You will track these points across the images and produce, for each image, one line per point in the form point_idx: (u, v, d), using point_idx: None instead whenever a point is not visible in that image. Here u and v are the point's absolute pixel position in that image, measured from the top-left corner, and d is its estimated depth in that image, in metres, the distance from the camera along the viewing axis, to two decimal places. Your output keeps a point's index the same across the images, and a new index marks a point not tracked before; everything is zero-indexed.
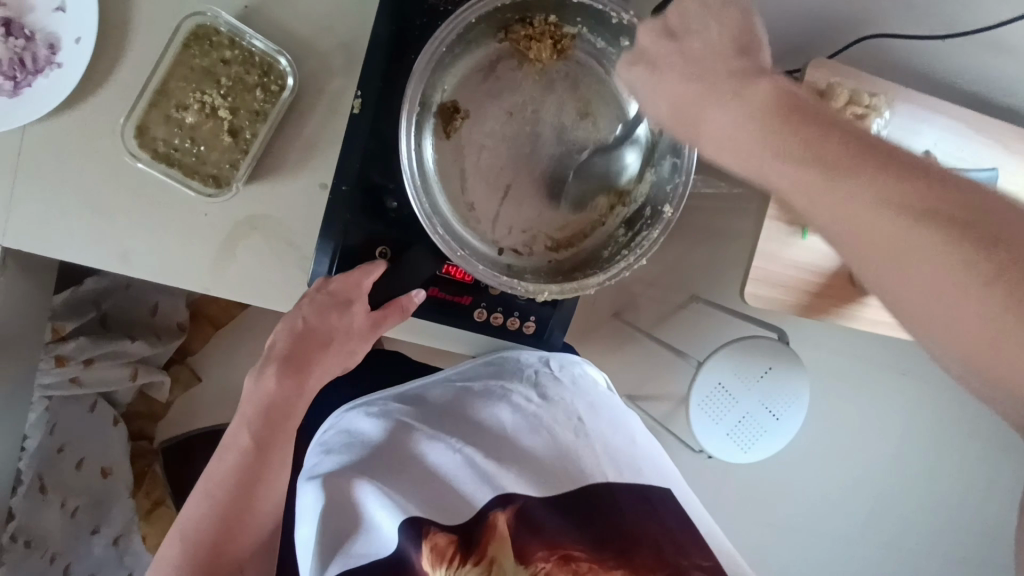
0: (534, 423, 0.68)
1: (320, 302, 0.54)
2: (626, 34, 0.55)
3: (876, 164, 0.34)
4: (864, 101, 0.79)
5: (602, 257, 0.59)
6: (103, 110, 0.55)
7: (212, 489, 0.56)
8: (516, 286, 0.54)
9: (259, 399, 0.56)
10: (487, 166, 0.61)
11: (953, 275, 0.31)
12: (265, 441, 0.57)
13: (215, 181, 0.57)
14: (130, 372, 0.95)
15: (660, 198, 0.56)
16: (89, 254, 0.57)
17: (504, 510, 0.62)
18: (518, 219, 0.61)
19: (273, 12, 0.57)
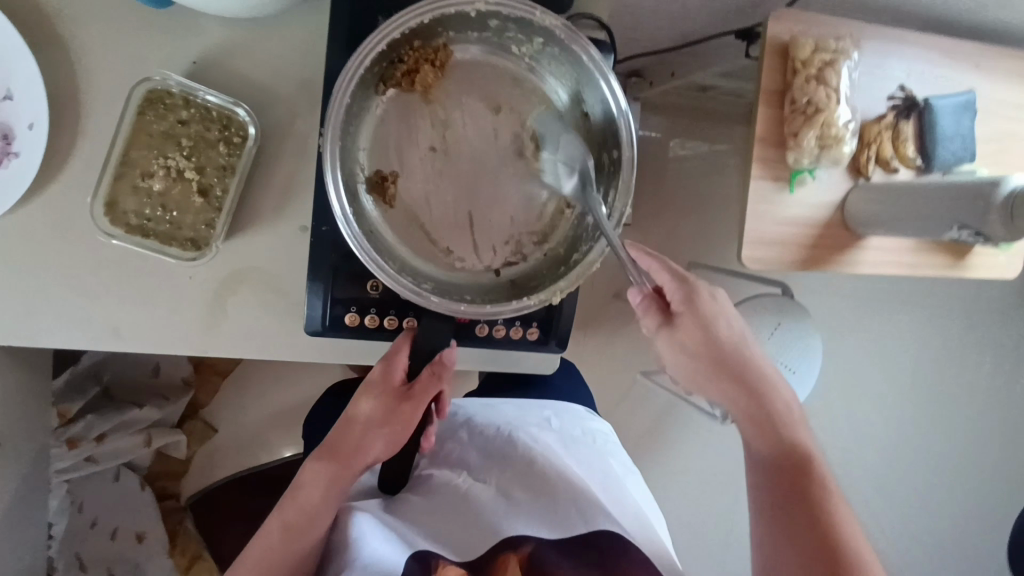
0: (547, 458, 0.64)
1: (359, 389, 0.54)
2: (490, 17, 0.53)
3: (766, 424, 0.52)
4: (830, 47, 0.80)
5: (586, 220, 0.58)
6: (69, 191, 0.54)
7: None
8: (531, 302, 0.54)
9: (296, 491, 0.53)
10: (443, 206, 0.60)
11: (771, 502, 0.50)
12: (293, 523, 0.52)
13: (194, 244, 0.56)
14: (143, 439, 0.95)
15: (611, 142, 0.55)
16: (82, 336, 0.56)
17: (514, 554, 0.56)
18: (496, 235, 0.61)
19: (224, 62, 0.56)
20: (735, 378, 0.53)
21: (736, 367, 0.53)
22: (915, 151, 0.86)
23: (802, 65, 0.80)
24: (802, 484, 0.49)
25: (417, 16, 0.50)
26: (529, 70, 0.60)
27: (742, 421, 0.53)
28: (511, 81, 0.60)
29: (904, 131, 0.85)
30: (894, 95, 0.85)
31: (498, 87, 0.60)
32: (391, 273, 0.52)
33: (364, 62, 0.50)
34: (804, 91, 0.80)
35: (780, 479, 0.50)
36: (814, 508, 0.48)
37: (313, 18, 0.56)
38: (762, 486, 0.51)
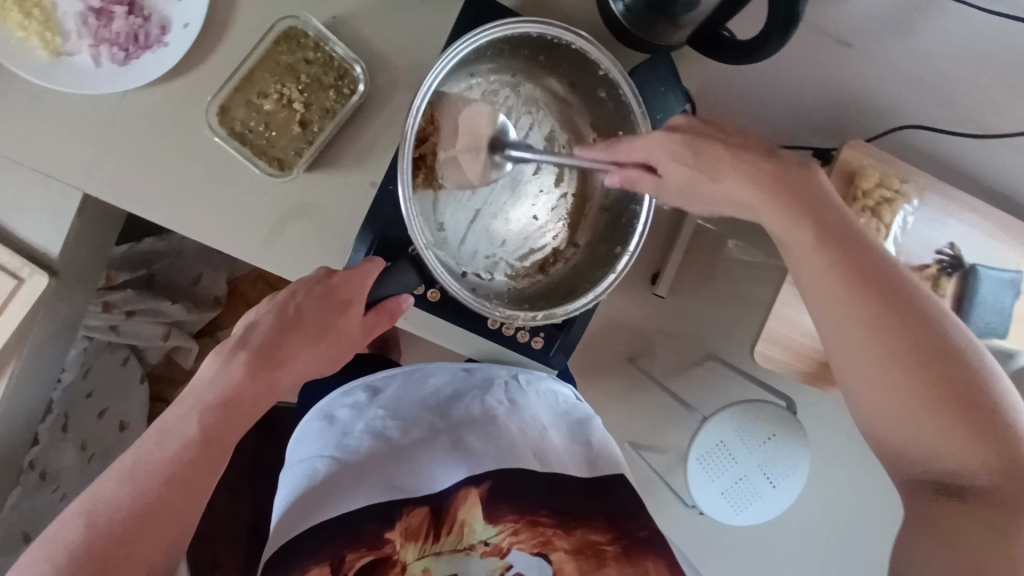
0: (510, 420, 0.71)
1: (319, 296, 0.56)
2: (604, 87, 0.63)
3: (834, 264, 0.49)
4: (893, 186, 0.85)
5: (557, 290, 0.67)
6: (194, 87, 0.62)
7: (139, 467, 0.49)
8: (493, 309, 0.60)
9: (226, 386, 0.52)
10: (459, 193, 0.66)
11: (870, 333, 0.47)
12: (216, 432, 0.51)
13: (279, 165, 0.63)
14: (162, 332, 1.03)
15: (616, 239, 0.65)
16: (156, 210, 0.63)
17: (474, 490, 0.66)
18: (481, 246, 0.68)
19: (355, 26, 0.63)
20: (797, 210, 0.51)
21: (803, 197, 0.51)
22: (949, 309, 0.88)
23: (862, 193, 0.84)
24: (893, 295, 0.47)
25: (563, 34, 0.59)
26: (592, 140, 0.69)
27: (810, 252, 0.50)
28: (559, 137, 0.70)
29: (942, 286, 0.88)
30: (943, 249, 0.88)
31: (560, 131, 0.70)
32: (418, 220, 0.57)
33: (513, 31, 0.58)
34: (857, 218, 0.85)
35: (876, 311, 0.47)
36: (926, 329, 0.47)
37: (442, 13, 0.64)
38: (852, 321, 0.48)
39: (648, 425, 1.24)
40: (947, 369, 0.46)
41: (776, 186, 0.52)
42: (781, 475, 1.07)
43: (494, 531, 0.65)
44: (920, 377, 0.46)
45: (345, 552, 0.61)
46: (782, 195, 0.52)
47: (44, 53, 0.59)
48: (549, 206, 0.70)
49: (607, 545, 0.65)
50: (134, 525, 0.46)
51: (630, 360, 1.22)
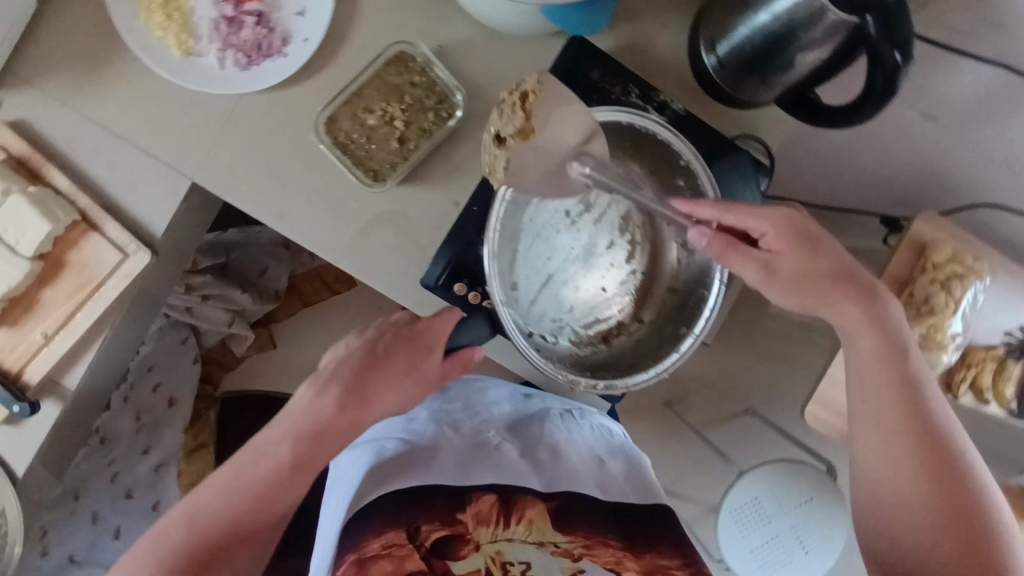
0: (572, 444, 0.73)
1: (399, 338, 0.60)
2: (684, 176, 0.66)
3: (888, 377, 0.57)
4: (965, 263, 0.84)
5: (623, 362, 0.67)
6: (305, 96, 0.67)
7: (240, 477, 0.56)
8: (559, 376, 0.62)
9: (314, 414, 0.58)
10: (536, 254, 0.67)
11: (905, 436, 0.56)
12: (303, 460, 0.56)
13: (374, 176, 0.67)
14: (227, 318, 1.11)
15: (683, 318, 0.66)
16: (255, 205, 0.68)
17: (543, 503, 0.67)
18: (550, 308, 0.69)
19: (460, 54, 0.67)
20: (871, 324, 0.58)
21: (874, 308, 0.57)
22: (1014, 394, 0.86)
23: (932, 266, 0.83)
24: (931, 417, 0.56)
25: (636, 119, 0.63)
26: (665, 223, 0.70)
27: (872, 358, 0.57)
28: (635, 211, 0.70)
29: (1009, 371, 0.85)
30: (1011, 332, 0.87)
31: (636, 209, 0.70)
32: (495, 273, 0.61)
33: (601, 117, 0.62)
34: (926, 291, 0.84)
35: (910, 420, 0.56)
36: (948, 449, 0.55)
37: (540, 49, 0.67)
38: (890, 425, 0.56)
39: (682, 474, 1.23)
40: (959, 480, 0.54)
41: (856, 294, 0.57)
42: (816, 542, 1.04)
43: (563, 538, 0.63)
44: (936, 489, 0.54)
45: (420, 524, 0.62)
46: (862, 302, 0.57)
47: (176, 53, 0.65)
48: (618, 280, 0.71)
49: (675, 569, 0.61)
50: (237, 525, 0.54)
51: (668, 405, 1.22)
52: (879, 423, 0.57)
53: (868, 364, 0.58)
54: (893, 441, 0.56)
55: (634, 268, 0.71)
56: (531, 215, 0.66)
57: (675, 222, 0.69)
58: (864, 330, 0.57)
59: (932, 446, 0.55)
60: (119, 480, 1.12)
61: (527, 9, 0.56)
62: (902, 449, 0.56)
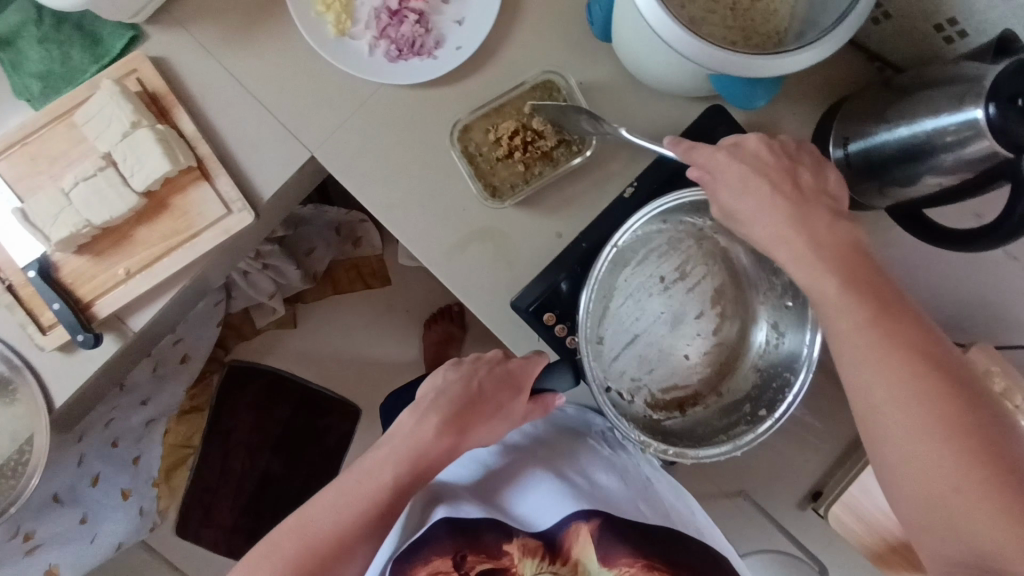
0: (615, 468, 0.67)
1: (496, 375, 0.61)
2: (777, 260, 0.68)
3: (880, 329, 0.47)
4: (1016, 401, 0.85)
5: (694, 432, 0.69)
6: (442, 99, 0.68)
7: (346, 501, 0.56)
8: (630, 435, 0.63)
9: (415, 440, 0.57)
10: (626, 313, 0.71)
11: (932, 416, 0.44)
12: (404, 486, 0.57)
13: (492, 192, 0.68)
14: (270, 291, 1.12)
15: (762, 401, 0.68)
16: (367, 193, 0.68)
17: (587, 524, 0.60)
18: (633, 367, 0.72)
19: (599, 95, 0.69)
20: (880, 306, 0.48)
21: (840, 258, 0.50)
22: None
23: None
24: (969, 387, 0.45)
25: None
26: (760, 304, 0.71)
27: (841, 309, 0.48)
28: (730, 290, 0.73)
29: None
30: None
31: (729, 284, 0.73)
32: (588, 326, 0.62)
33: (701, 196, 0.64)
34: None
35: (938, 392, 0.44)
36: (999, 430, 0.43)
37: (677, 109, 0.69)
38: (893, 382, 0.45)
39: None
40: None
41: (829, 249, 0.50)
42: None
43: (608, 571, 0.60)
44: (1014, 508, 0.41)
45: (467, 555, 0.58)
46: (838, 259, 0.50)
47: (333, 30, 0.66)
48: (702, 350, 0.73)
49: None
50: (341, 546, 0.54)
51: None
52: (895, 398, 0.45)
53: (828, 304, 0.49)
54: (921, 421, 0.44)
55: (723, 342, 0.72)
56: (627, 276, 0.71)
57: (769, 305, 0.70)
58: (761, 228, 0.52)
59: (985, 432, 0.43)
60: (111, 427, 1.07)
61: (692, 69, 0.58)
62: (941, 437, 0.43)
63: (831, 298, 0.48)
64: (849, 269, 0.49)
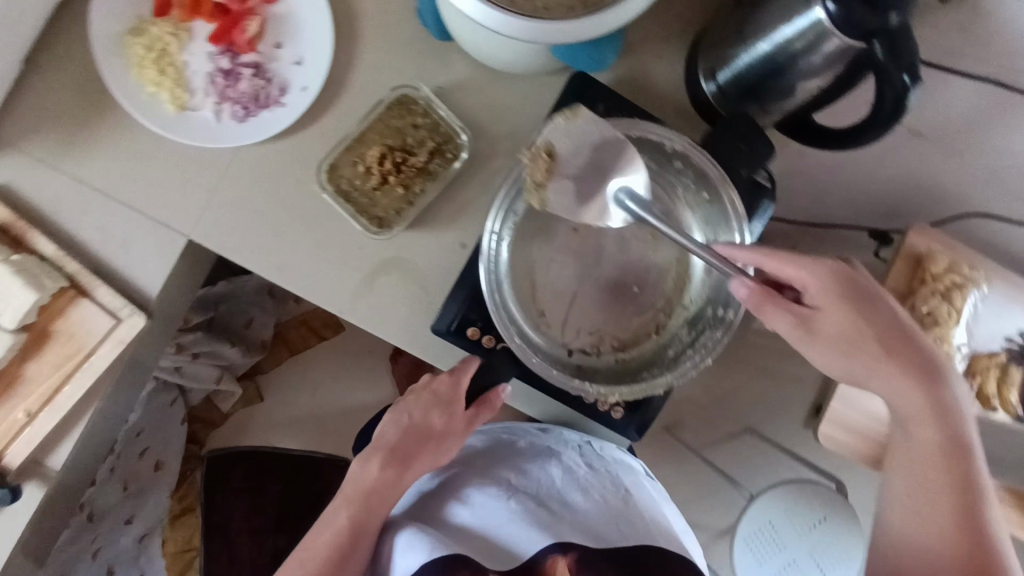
0: (586, 488, 0.69)
1: (424, 400, 0.65)
2: (680, 159, 0.66)
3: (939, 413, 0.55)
4: (962, 272, 0.85)
5: (666, 355, 0.66)
6: (304, 145, 0.65)
7: (309, 556, 0.62)
8: (589, 389, 0.62)
9: (363, 484, 0.64)
10: (557, 277, 0.68)
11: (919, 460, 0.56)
12: (361, 520, 0.63)
13: (379, 223, 0.65)
14: (217, 375, 1.08)
15: (720, 298, 0.66)
16: (255, 261, 0.65)
17: (564, 556, 0.63)
18: (584, 323, 0.69)
19: (460, 95, 0.66)
20: (923, 385, 0.55)
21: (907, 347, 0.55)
22: (1018, 400, 0.87)
23: (932, 277, 0.85)
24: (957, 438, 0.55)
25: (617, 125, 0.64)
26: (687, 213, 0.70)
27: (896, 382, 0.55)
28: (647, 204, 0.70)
29: (1011, 376, 0.87)
30: (1011, 338, 0.88)
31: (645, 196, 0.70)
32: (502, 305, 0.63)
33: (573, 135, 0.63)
34: (926, 302, 0.85)
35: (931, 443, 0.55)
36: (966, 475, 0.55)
37: (542, 87, 0.67)
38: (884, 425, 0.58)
39: None
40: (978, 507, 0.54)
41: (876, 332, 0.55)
42: (834, 565, 1.02)
43: None
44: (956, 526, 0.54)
45: None
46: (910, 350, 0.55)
47: (170, 108, 0.63)
48: (645, 271, 0.69)
49: None
50: None
51: None
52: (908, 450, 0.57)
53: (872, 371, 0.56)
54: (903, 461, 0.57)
55: (666, 257, 0.69)
56: (541, 241, 0.68)
57: (696, 208, 0.70)
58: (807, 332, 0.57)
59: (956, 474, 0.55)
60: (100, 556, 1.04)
61: (533, 47, 0.56)
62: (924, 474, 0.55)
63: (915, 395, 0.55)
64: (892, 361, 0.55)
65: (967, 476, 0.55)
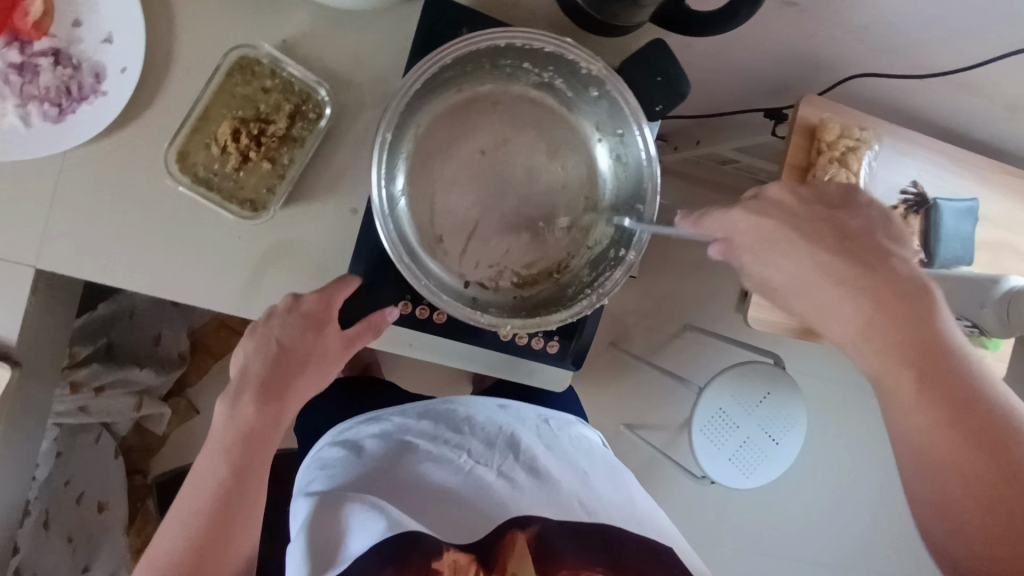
0: (551, 458, 0.62)
1: (293, 323, 0.55)
2: (595, 85, 0.59)
3: (920, 323, 0.42)
4: (853, 135, 0.87)
5: (566, 295, 0.63)
6: (145, 137, 0.57)
7: (188, 517, 0.52)
8: (481, 319, 0.57)
9: (237, 425, 0.53)
10: (456, 203, 0.62)
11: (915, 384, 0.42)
12: (243, 467, 0.53)
13: (252, 205, 0.58)
14: (134, 403, 0.99)
15: (623, 241, 0.60)
16: (124, 277, 0.58)
17: (522, 533, 0.55)
18: (486, 254, 0.63)
19: (309, 47, 0.59)
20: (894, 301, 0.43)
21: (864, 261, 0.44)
22: (919, 246, 0.92)
23: (827, 146, 0.86)
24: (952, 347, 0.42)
25: (516, 39, 0.55)
26: (597, 140, 0.64)
27: (840, 303, 0.44)
28: (556, 119, 0.64)
29: (910, 225, 0.91)
30: (907, 188, 0.91)
31: (560, 110, 0.64)
32: (401, 252, 0.56)
33: (462, 52, 0.55)
34: (826, 170, 0.86)
35: (922, 363, 0.42)
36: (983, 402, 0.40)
37: (398, 21, 0.61)
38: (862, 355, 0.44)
39: (642, 405, 1.28)
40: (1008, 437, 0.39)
41: (828, 252, 0.45)
42: (782, 431, 1.09)
43: None
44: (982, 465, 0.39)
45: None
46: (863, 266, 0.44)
47: None
48: (553, 193, 0.64)
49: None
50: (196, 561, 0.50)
51: (613, 344, 1.27)
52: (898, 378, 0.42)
53: (814, 297, 0.46)
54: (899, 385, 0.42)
55: (570, 191, 0.64)
56: (440, 166, 0.62)
57: (607, 139, 0.63)
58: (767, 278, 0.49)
59: (963, 396, 0.41)
60: None
61: None
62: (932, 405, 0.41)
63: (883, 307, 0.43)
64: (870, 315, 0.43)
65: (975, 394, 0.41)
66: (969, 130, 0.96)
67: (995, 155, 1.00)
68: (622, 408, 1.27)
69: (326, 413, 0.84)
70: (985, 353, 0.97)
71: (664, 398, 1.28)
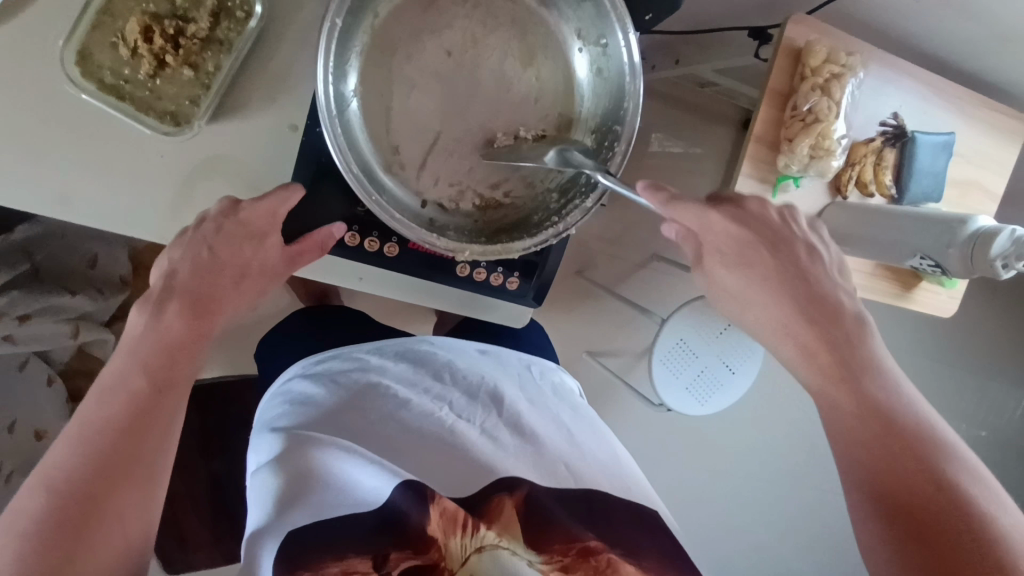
0: (533, 411, 0.60)
1: (228, 232, 0.51)
2: None
3: (839, 332, 0.49)
4: (840, 61, 0.81)
5: (532, 220, 0.56)
6: (38, 30, 0.49)
7: (93, 431, 0.42)
8: (438, 242, 0.52)
9: (156, 335, 0.46)
10: (418, 107, 0.56)
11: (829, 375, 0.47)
12: (165, 383, 0.45)
13: (174, 119, 0.51)
14: (70, 329, 0.92)
15: (595, 163, 0.54)
16: (25, 197, 0.51)
17: (510, 497, 0.51)
18: (447, 170, 0.57)
19: None
20: (815, 318, 0.50)
21: (796, 281, 0.52)
22: (891, 181, 0.89)
23: (810, 71, 0.81)
24: (866, 355, 0.47)
25: None
26: (576, 50, 0.57)
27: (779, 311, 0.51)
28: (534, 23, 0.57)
29: (885, 158, 0.88)
30: (886, 121, 0.88)
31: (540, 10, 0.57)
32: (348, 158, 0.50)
33: None
34: (807, 99, 0.82)
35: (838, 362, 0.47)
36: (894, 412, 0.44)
37: None
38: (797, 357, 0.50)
39: (605, 333, 1.28)
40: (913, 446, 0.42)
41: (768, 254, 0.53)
42: (739, 361, 1.11)
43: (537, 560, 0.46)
44: (895, 460, 0.42)
45: (388, 548, 0.48)
46: (790, 282, 0.52)
47: None
48: (527, 105, 0.57)
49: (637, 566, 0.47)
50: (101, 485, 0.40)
51: (579, 274, 1.25)
52: (821, 364, 0.48)
53: (758, 296, 0.53)
54: (823, 387, 0.47)
55: (542, 104, 0.57)
56: (406, 66, 0.55)
57: (588, 48, 0.56)
58: (726, 285, 0.55)
59: (875, 398, 0.45)
60: None
61: None
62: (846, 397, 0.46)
63: (806, 314, 0.50)
64: (834, 347, 0.48)
65: (881, 391, 0.45)
66: (955, 62, 0.92)
67: (979, 89, 0.96)
68: (586, 336, 1.27)
69: (278, 341, 0.80)
70: (940, 291, 0.98)
71: (628, 326, 1.28)
